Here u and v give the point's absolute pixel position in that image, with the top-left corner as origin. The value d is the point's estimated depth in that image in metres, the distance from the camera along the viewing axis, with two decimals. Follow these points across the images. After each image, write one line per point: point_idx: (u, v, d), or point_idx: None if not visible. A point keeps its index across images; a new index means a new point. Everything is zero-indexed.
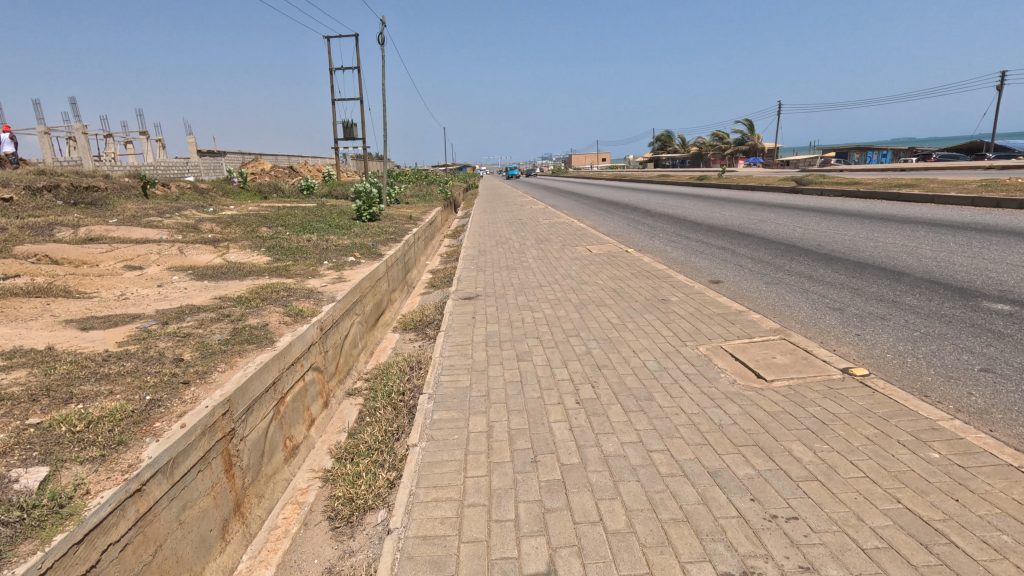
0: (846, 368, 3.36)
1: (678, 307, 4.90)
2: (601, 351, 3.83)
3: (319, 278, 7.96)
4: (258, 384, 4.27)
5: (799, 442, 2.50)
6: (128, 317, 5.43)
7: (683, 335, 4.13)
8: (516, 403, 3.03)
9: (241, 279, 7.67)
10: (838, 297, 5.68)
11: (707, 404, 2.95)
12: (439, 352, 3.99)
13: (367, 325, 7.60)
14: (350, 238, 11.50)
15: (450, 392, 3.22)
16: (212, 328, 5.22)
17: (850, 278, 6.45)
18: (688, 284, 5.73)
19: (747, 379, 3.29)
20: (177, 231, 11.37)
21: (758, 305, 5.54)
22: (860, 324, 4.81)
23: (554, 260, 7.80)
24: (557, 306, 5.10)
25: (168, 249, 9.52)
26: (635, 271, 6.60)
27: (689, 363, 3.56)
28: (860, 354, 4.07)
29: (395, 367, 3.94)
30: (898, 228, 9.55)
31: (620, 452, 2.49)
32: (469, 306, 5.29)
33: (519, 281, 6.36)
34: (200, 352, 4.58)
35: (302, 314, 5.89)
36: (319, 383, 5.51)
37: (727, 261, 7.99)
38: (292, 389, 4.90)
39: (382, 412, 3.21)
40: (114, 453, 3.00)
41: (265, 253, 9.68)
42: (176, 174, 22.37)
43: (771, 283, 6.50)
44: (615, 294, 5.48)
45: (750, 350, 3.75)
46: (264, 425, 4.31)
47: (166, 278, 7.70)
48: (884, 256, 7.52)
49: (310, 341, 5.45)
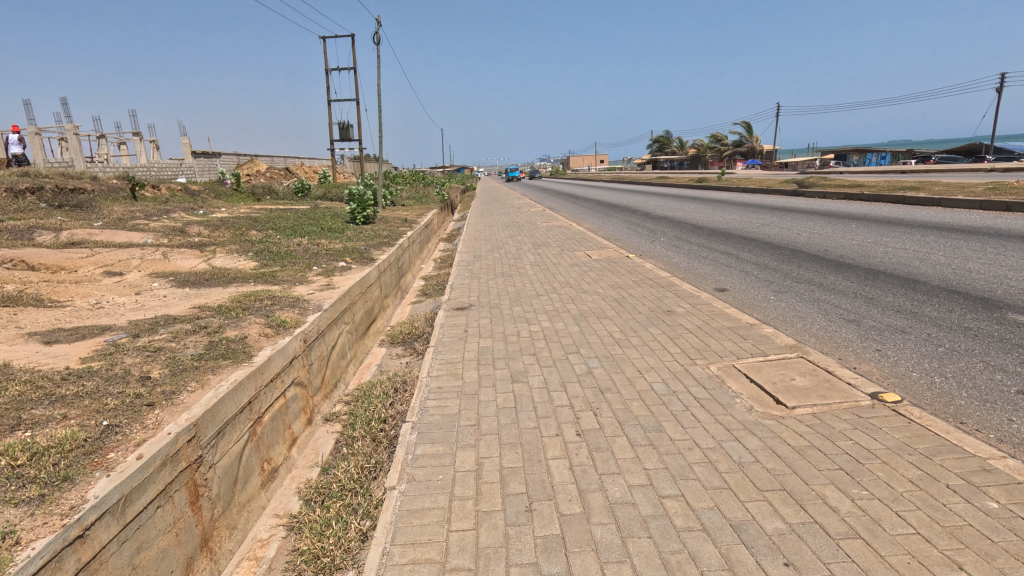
0: (875, 392, 3.04)
1: (684, 319, 4.58)
2: (603, 371, 3.50)
3: (307, 285, 7.63)
4: (230, 405, 3.93)
5: (833, 487, 2.18)
6: (97, 329, 5.09)
7: (692, 352, 3.80)
8: (509, 435, 2.71)
9: (225, 286, 7.34)
10: (852, 308, 5.37)
11: (723, 437, 2.63)
12: (427, 371, 3.66)
13: (356, 334, 7.27)
14: (342, 242, 11.17)
15: (436, 421, 2.89)
16: (186, 342, 4.88)
17: (863, 286, 6.15)
18: (695, 294, 5.42)
19: (765, 405, 2.97)
20: (163, 235, 11.02)
21: (769, 316, 5.21)
22: (879, 338, 4.50)
23: (551, 266, 7.47)
24: (554, 318, 4.77)
25: (152, 254, 9.17)
26: (637, 279, 6.28)
27: (700, 386, 3.24)
28: (883, 373, 3.75)
29: (378, 389, 3.61)
30: (907, 233, 9.25)
31: (628, 499, 2.16)
32: (461, 317, 4.96)
33: (516, 289, 6.04)
34: (169, 369, 4.25)
35: (285, 325, 5.55)
36: (302, 399, 5.17)
37: (733, 267, 7.69)
38: (271, 408, 4.56)
39: (360, 443, 2.89)
40: (56, 492, 2.67)
41: (253, 258, 9.34)
42: (168, 175, 22.02)
43: (780, 292, 6.19)
44: (617, 304, 5.16)
45: (766, 370, 3.43)
46: (238, 449, 3.97)
47: (145, 285, 7.36)
48: (895, 262, 7.23)
49: (292, 355, 5.11)
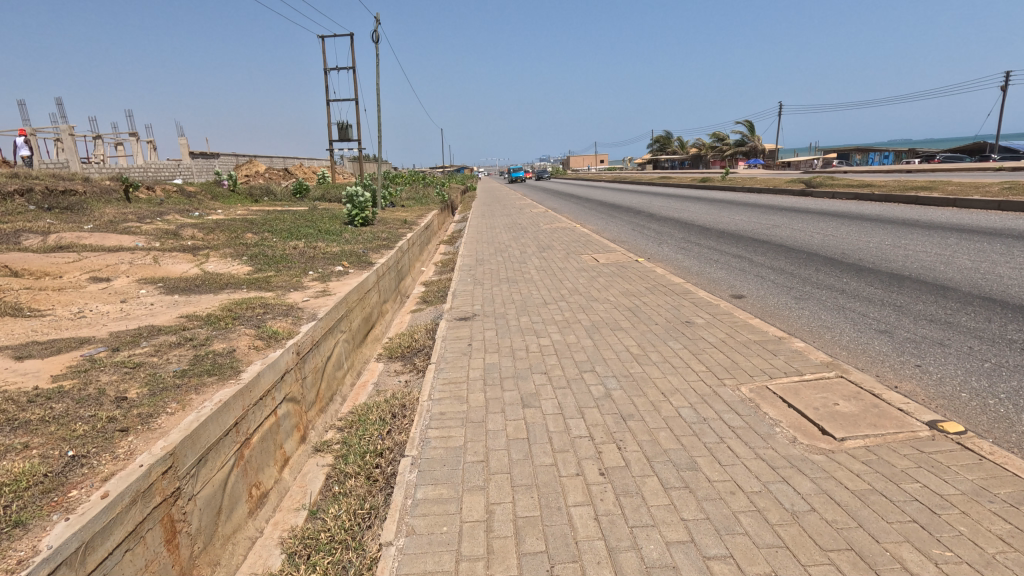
0: (933, 421, 2.70)
1: (705, 332, 4.25)
2: (622, 394, 3.16)
3: (302, 291, 7.30)
4: (214, 429, 3.59)
5: (910, 546, 1.84)
6: (74, 342, 4.75)
7: (719, 371, 3.47)
8: (522, 475, 2.37)
9: (216, 293, 7.00)
10: (881, 317, 5.03)
11: (769, 477, 2.29)
12: (428, 393, 3.32)
13: (353, 343, 6.94)
14: (340, 245, 10.83)
15: (439, 456, 2.56)
16: (169, 356, 4.53)
17: (889, 293, 5.81)
18: (713, 302, 5.08)
19: (810, 436, 2.63)
20: (155, 238, 10.68)
21: (793, 327, 4.87)
22: (916, 352, 4.15)
23: (558, 271, 7.13)
24: (565, 330, 4.43)
25: (142, 258, 8.84)
26: (650, 285, 5.94)
27: (733, 412, 2.91)
28: (930, 393, 3.40)
29: (374, 412, 3.27)
30: (926, 235, 8.91)
31: (667, 561, 1.82)
32: (465, 329, 4.63)
33: (522, 297, 5.72)
34: (148, 388, 3.90)
35: (276, 336, 5.20)
36: (294, 416, 4.85)
37: (747, 272, 7.36)
38: (260, 429, 4.22)
39: (352, 483, 2.54)
40: (3, 543, 2.34)
41: (246, 262, 9.03)
42: (165, 177, 21.71)
43: (801, 299, 5.86)
44: (631, 314, 4.82)
45: (804, 393, 3.09)
46: (223, 476, 3.63)
47: (132, 292, 7.02)
48: (918, 267, 6.90)
49: (284, 369, 4.77)
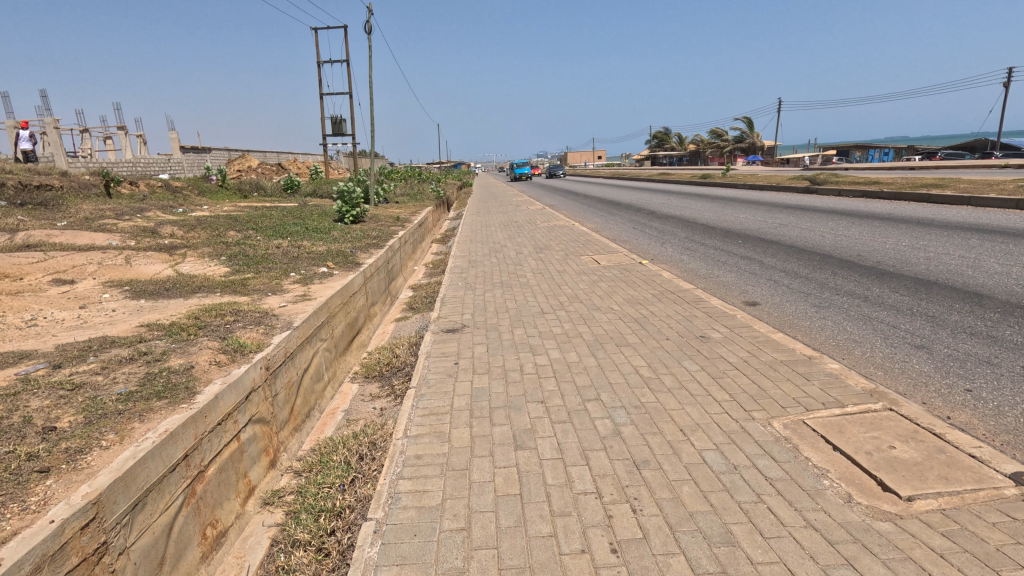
0: (1017, 474, 2.20)
1: (723, 349, 3.75)
2: (634, 433, 2.67)
3: (280, 295, 6.77)
4: (156, 466, 3.08)
5: None
6: (11, 358, 4.22)
7: (745, 401, 2.97)
8: (512, 552, 1.86)
9: (186, 298, 6.46)
10: (915, 330, 4.55)
11: (829, 558, 1.79)
12: (403, 429, 2.80)
13: (336, 351, 6.42)
14: (327, 244, 10.30)
15: (410, 521, 2.05)
16: (117, 375, 4.00)
17: (917, 301, 5.34)
18: (729, 312, 4.58)
19: (869, 494, 2.13)
20: (131, 236, 10.10)
21: (817, 341, 4.39)
22: (963, 373, 3.65)
23: (556, 274, 6.61)
24: (564, 346, 3.92)
25: (112, 258, 8.27)
26: (657, 292, 5.45)
27: (770, 459, 2.41)
28: (994, 428, 2.88)
29: (338, 452, 2.76)
30: (945, 235, 8.45)
31: None
32: (452, 344, 4.12)
33: (516, 304, 5.22)
34: (83, 416, 3.39)
35: (243, 348, 4.67)
36: (262, 440, 4.33)
37: (759, 276, 6.87)
38: (217, 458, 3.71)
39: (298, 558, 2.05)
40: None
41: (224, 263, 8.49)
42: (155, 171, 21.13)
43: (822, 307, 5.39)
44: (638, 328, 4.31)
45: (851, 432, 2.60)
46: (167, 519, 3.12)
47: (95, 296, 6.47)
48: (943, 270, 6.43)
49: (249, 388, 4.25)
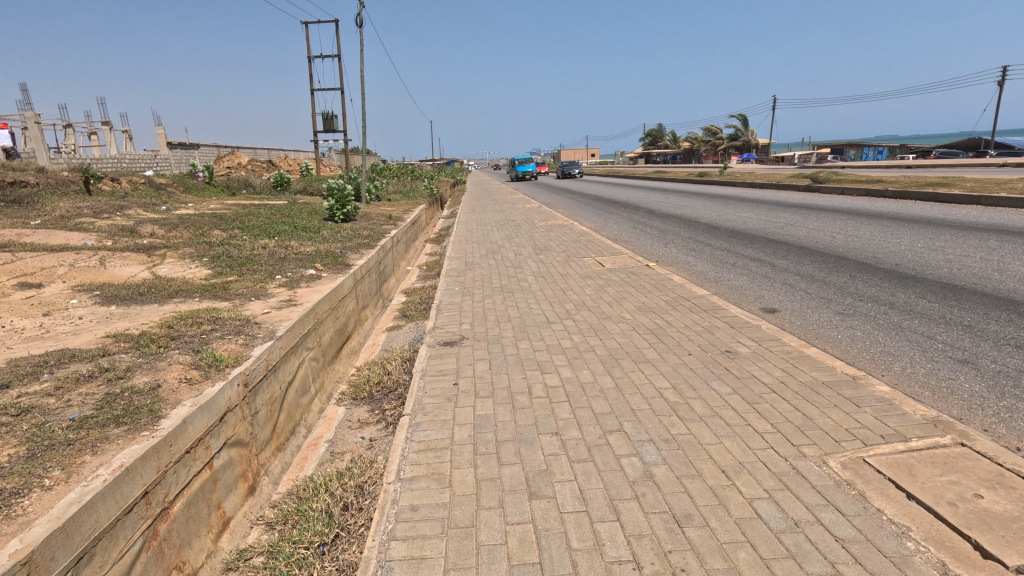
0: None
1: (755, 367, 3.36)
2: (669, 476, 2.26)
3: (263, 300, 6.31)
4: (107, 509, 2.65)
5: None
6: None
7: (791, 434, 2.57)
8: None
9: (161, 304, 5.99)
10: (954, 341, 4.17)
11: None
12: (396, 471, 2.38)
13: (323, 360, 5.99)
14: (316, 244, 9.83)
15: None
16: (72, 396, 3.55)
17: (948, 308, 4.98)
18: (753, 323, 4.18)
19: (967, 564, 1.75)
20: (108, 236, 9.59)
21: (850, 355, 4.02)
22: (1021, 394, 3.26)
23: (559, 279, 6.20)
24: (576, 363, 3.52)
25: (85, 260, 7.76)
26: (671, 298, 5.06)
27: (834, 511, 2.02)
28: None
29: (318, 499, 2.33)
30: (962, 236, 8.11)
31: None
32: (450, 360, 3.70)
33: (519, 313, 4.81)
34: (26, 449, 2.95)
35: (217, 362, 4.22)
36: (239, 465, 3.90)
37: (772, 279, 6.51)
38: (184, 492, 3.27)
39: None
40: None
41: (206, 264, 8.01)
42: (140, 168, 20.56)
43: (846, 314, 5.02)
44: (655, 341, 3.90)
45: (924, 475, 2.20)
46: (122, 570, 2.69)
47: (61, 302, 5.99)
48: (968, 274, 6.08)
49: (225, 409, 3.81)
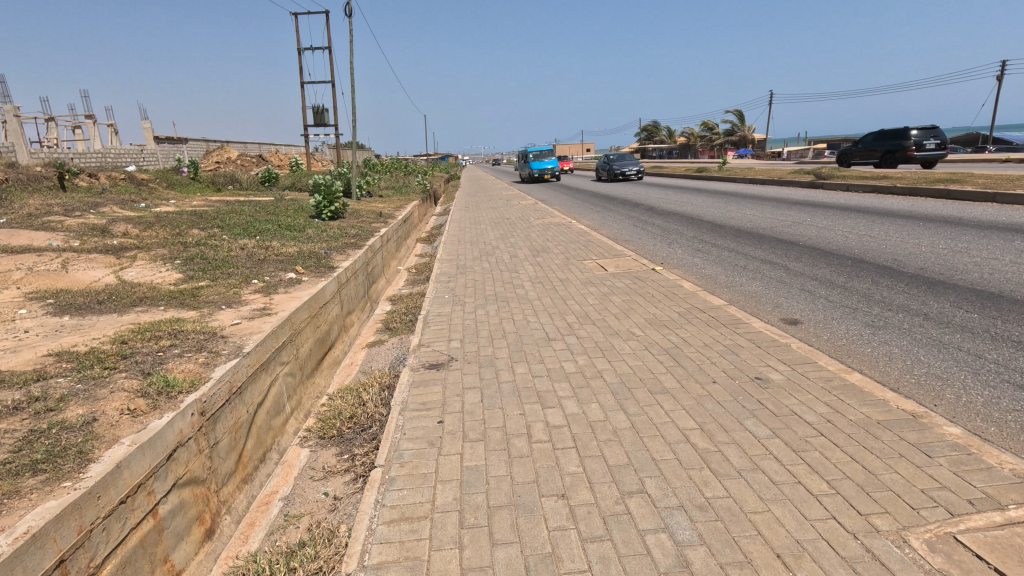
0: None
1: (795, 401, 2.84)
2: (710, 563, 1.75)
3: (234, 308, 5.76)
4: None
5: None
6: None
7: (855, 497, 2.06)
8: None
9: (120, 314, 5.43)
10: (1006, 360, 3.70)
11: None
12: (358, 556, 1.85)
13: (301, 375, 5.44)
14: (299, 244, 9.27)
15: None
16: None
17: (989, 319, 4.50)
18: (782, 342, 3.67)
19: None
20: (77, 236, 8.97)
21: (893, 379, 3.53)
22: None
23: (558, 285, 5.69)
24: (583, 395, 2.99)
25: (47, 263, 7.16)
26: (684, 309, 4.55)
27: None
28: None
29: None
30: (986, 236, 7.64)
31: None
32: (435, 389, 3.17)
33: (516, 328, 4.28)
34: None
35: (169, 386, 3.66)
36: (193, 507, 3.33)
37: (789, 285, 6.02)
38: (121, 550, 2.71)
39: None
40: None
41: (178, 267, 7.44)
42: (124, 163, 19.84)
43: (877, 327, 4.53)
44: (673, 364, 3.39)
45: None
46: None
47: (9, 312, 5.40)
48: (1004, 279, 5.60)
49: (177, 445, 3.24)
